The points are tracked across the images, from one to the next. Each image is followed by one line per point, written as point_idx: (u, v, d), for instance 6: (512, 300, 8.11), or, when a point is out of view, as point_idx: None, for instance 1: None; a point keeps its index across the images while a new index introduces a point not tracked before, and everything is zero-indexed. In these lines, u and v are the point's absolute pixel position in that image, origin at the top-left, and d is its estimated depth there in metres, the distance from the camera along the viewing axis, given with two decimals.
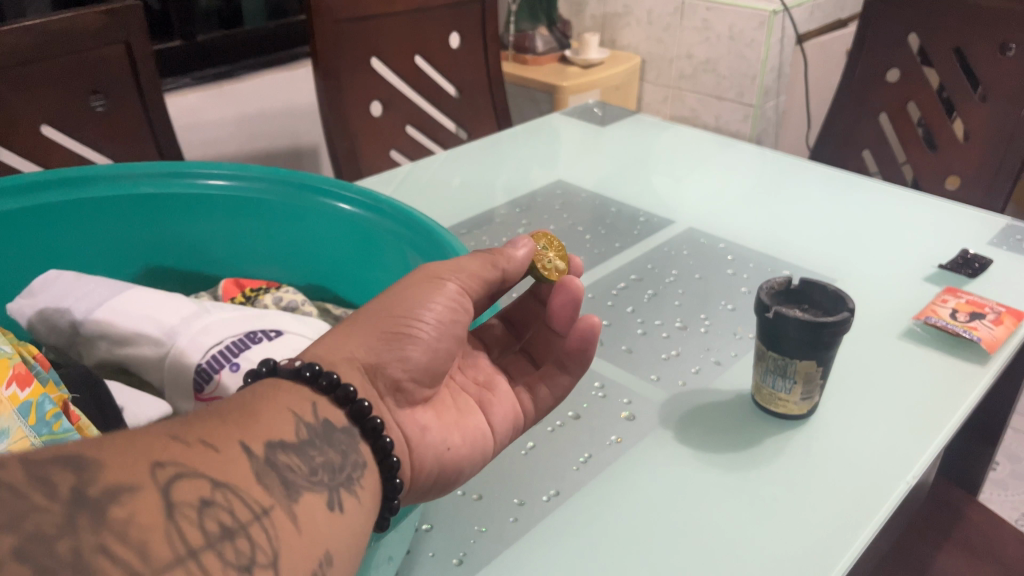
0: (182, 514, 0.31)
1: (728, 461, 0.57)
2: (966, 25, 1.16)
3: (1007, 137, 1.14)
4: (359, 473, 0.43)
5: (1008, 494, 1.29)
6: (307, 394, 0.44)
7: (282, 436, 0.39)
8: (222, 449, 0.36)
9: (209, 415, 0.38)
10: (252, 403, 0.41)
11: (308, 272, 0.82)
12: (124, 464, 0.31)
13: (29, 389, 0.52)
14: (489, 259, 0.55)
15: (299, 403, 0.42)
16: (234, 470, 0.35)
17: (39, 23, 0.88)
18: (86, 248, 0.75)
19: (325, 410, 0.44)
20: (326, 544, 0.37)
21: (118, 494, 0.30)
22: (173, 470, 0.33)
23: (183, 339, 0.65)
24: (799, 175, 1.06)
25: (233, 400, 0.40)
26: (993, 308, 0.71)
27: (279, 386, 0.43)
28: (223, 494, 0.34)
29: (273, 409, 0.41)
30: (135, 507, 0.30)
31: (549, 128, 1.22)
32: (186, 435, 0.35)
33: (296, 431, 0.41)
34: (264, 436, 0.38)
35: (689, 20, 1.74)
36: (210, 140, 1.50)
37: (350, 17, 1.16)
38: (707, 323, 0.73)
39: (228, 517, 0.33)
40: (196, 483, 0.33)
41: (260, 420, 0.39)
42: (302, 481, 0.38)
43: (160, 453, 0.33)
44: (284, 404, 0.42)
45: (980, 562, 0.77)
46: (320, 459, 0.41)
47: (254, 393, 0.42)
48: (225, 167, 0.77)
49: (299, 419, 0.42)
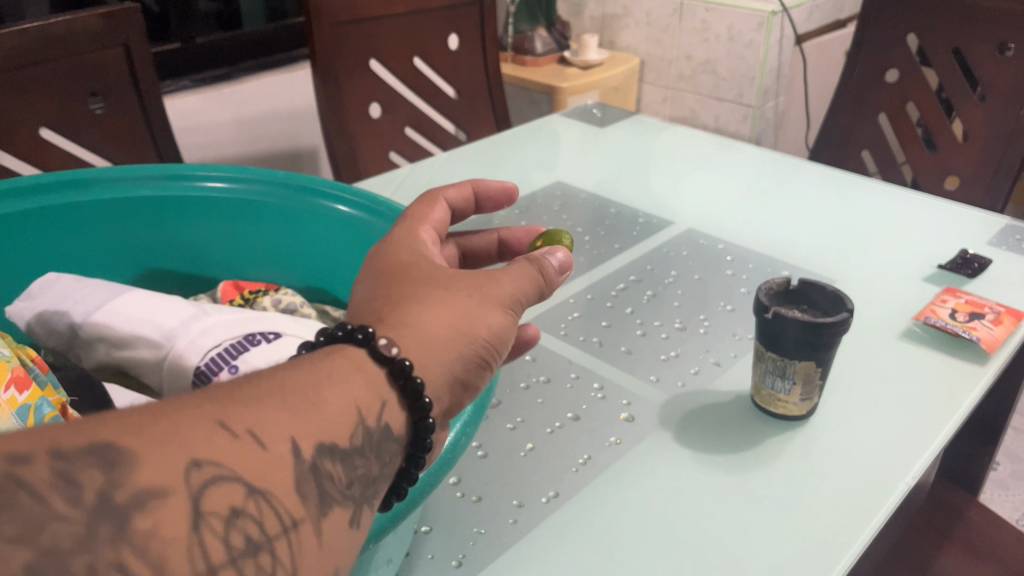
0: (208, 525, 0.30)
1: (732, 463, 0.57)
2: (964, 25, 1.16)
3: (1006, 136, 1.14)
4: (380, 486, 0.39)
5: (1009, 494, 1.29)
6: (382, 389, 0.39)
7: (336, 439, 0.36)
8: (269, 447, 0.33)
9: (270, 398, 0.34)
10: (324, 388, 0.36)
11: (308, 275, 0.81)
12: (158, 462, 0.30)
13: (28, 392, 0.51)
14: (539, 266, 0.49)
15: (369, 399, 0.38)
16: (276, 474, 0.33)
17: (38, 26, 0.88)
18: (86, 251, 0.75)
19: (390, 412, 0.39)
20: (336, 562, 0.35)
21: (143, 502, 0.29)
22: (211, 471, 0.31)
23: (183, 341, 0.64)
24: (799, 176, 1.06)
25: (302, 377, 0.36)
26: (993, 308, 0.71)
27: (360, 371, 0.38)
28: (257, 502, 0.32)
29: (340, 405, 0.36)
30: (158, 518, 0.29)
31: (549, 129, 1.22)
32: (232, 424, 0.32)
33: (353, 434, 0.37)
34: (318, 435, 0.35)
35: (688, 21, 1.75)
36: (210, 143, 1.50)
37: (349, 19, 1.16)
38: (707, 324, 0.73)
39: (255, 529, 0.31)
40: (231, 488, 0.31)
41: (322, 414, 0.35)
42: (337, 494, 0.36)
43: (202, 449, 0.31)
44: (356, 396, 0.37)
45: (982, 563, 0.76)
46: (361, 471, 0.37)
47: (330, 370, 0.37)
48: (224, 170, 0.77)
49: (362, 420, 0.37)
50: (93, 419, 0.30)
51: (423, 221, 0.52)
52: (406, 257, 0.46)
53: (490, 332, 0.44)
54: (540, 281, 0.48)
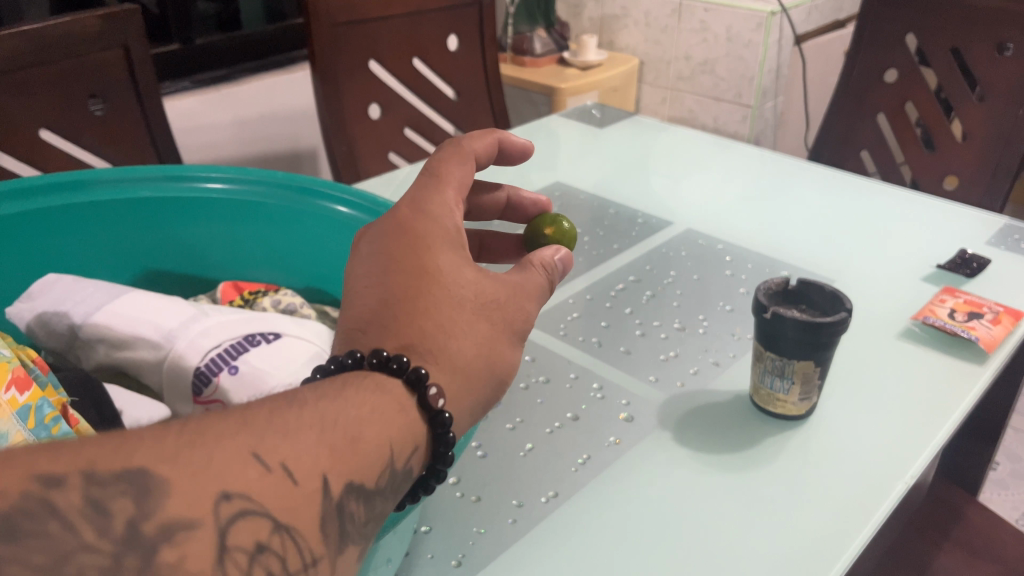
0: (232, 559, 0.30)
1: (726, 463, 0.57)
2: (963, 25, 1.16)
3: (1005, 136, 1.14)
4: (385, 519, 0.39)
5: (1008, 493, 1.29)
6: (416, 431, 0.38)
7: (366, 480, 0.35)
8: (301, 482, 0.32)
9: (309, 429, 0.34)
10: (362, 427, 0.36)
11: (308, 276, 0.81)
12: (189, 494, 0.29)
13: (29, 392, 0.51)
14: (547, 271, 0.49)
15: (403, 442, 0.37)
16: (305, 512, 0.32)
17: (37, 28, 0.88)
18: (85, 252, 0.76)
19: (416, 456, 0.39)
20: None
21: (173, 533, 0.29)
22: (239, 505, 0.30)
23: (183, 342, 0.64)
24: (798, 176, 1.06)
25: (346, 415, 0.35)
26: (991, 308, 0.71)
27: (399, 411, 0.38)
28: (281, 538, 0.31)
29: (377, 446, 0.36)
30: (185, 550, 0.29)
31: (548, 130, 1.22)
32: (267, 458, 0.32)
33: (381, 477, 0.36)
34: (351, 474, 0.34)
35: (687, 22, 1.75)
36: (210, 144, 1.51)
37: (349, 20, 1.16)
38: (706, 324, 0.73)
39: (277, 565, 0.31)
40: (257, 524, 0.31)
41: (357, 452, 0.35)
42: (355, 532, 0.35)
43: (234, 482, 0.31)
44: (392, 438, 0.37)
45: (981, 561, 0.76)
46: (378, 510, 0.37)
47: (374, 409, 0.37)
48: (224, 171, 0.77)
49: (392, 463, 0.37)
50: (131, 437, 0.30)
51: (446, 183, 0.49)
52: (435, 246, 0.44)
53: (511, 361, 0.45)
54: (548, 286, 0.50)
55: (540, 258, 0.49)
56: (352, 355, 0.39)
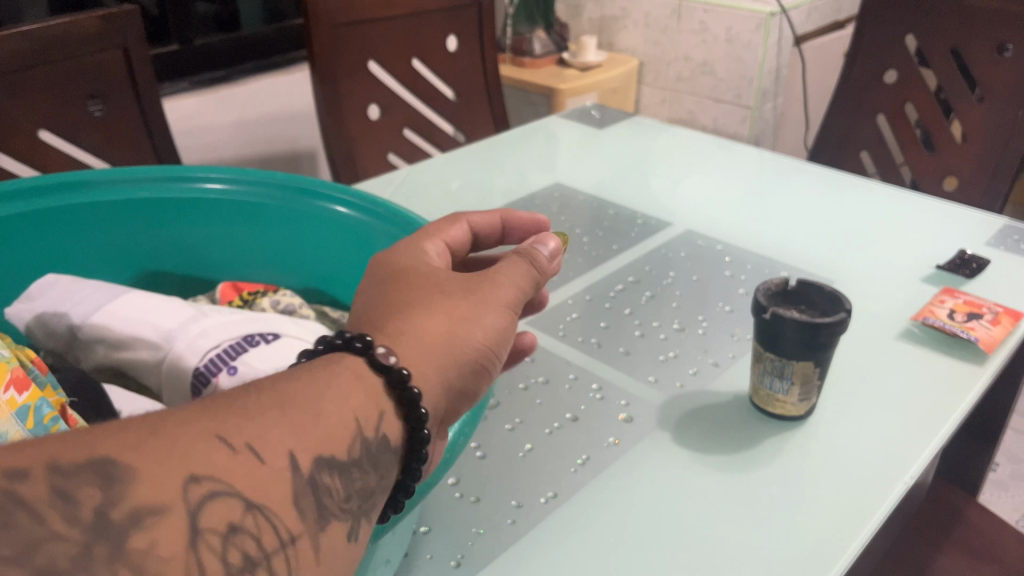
0: (206, 542, 0.30)
1: (729, 463, 0.57)
2: (963, 26, 1.16)
3: (1005, 136, 1.14)
4: (381, 498, 0.40)
5: (1009, 494, 1.29)
6: (379, 403, 0.40)
7: (335, 452, 0.36)
8: (268, 460, 0.34)
9: (271, 410, 0.35)
10: (323, 399, 0.37)
11: (307, 277, 0.81)
12: (156, 479, 0.30)
13: (28, 393, 0.51)
14: (529, 260, 0.50)
15: (367, 412, 0.39)
16: (274, 489, 0.33)
17: (35, 29, 0.88)
18: (83, 252, 0.75)
19: (389, 426, 0.40)
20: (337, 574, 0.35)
21: (141, 519, 0.30)
22: (207, 487, 0.31)
23: (182, 343, 0.64)
24: (797, 176, 1.06)
25: (307, 390, 0.37)
26: (990, 308, 0.71)
27: (360, 381, 0.39)
28: (254, 517, 0.32)
29: (338, 416, 0.37)
30: (155, 535, 0.29)
31: (547, 131, 1.22)
32: (233, 439, 0.33)
33: (350, 448, 0.37)
34: (317, 449, 0.36)
35: (686, 23, 1.75)
36: (209, 145, 1.51)
37: (349, 21, 1.16)
38: (705, 325, 0.73)
39: (253, 546, 0.32)
40: (229, 505, 0.32)
41: (322, 426, 0.36)
42: (335, 508, 0.36)
43: (199, 465, 0.31)
44: (355, 408, 0.38)
45: (981, 562, 0.76)
46: (359, 484, 0.38)
47: (332, 382, 0.38)
48: (224, 171, 0.77)
49: (360, 432, 0.38)
50: (94, 431, 0.31)
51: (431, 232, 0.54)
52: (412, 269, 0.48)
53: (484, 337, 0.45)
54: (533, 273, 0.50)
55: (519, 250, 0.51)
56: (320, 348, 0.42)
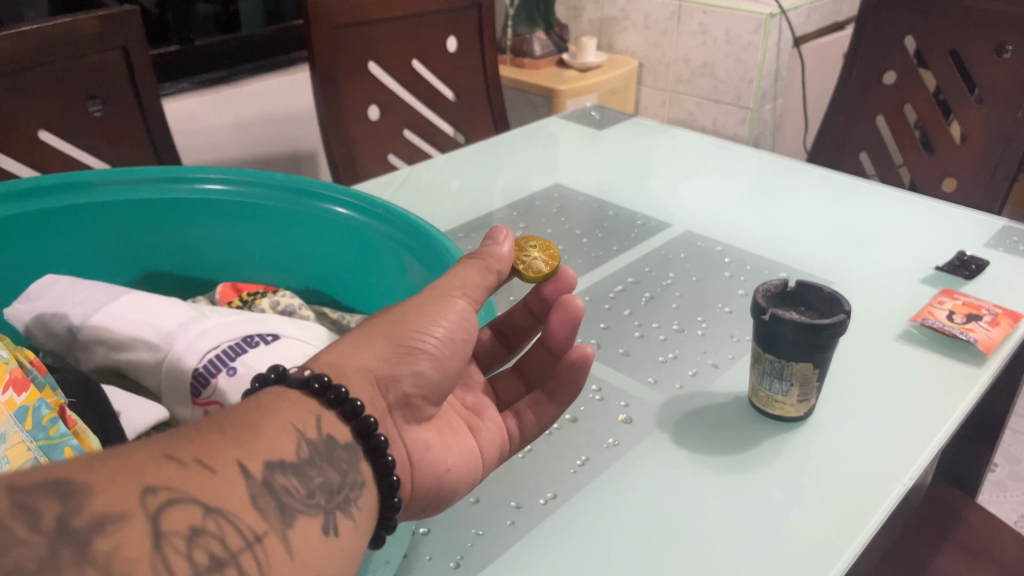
0: (171, 544, 0.31)
1: (729, 464, 0.57)
2: (962, 27, 1.16)
3: (1005, 137, 1.14)
4: (357, 493, 0.41)
5: (1008, 495, 1.29)
6: (314, 407, 0.42)
7: (283, 455, 0.38)
8: (218, 470, 0.34)
9: (209, 430, 0.36)
10: (253, 417, 0.39)
11: (307, 277, 0.81)
12: (114, 490, 0.30)
13: (26, 394, 0.52)
14: (485, 264, 0.53)
15: (303, 417, 0.41)
16: (229, 495, 0.34)
17: (35, 29, 0.88)
18: (83, 253, 0.75)
19: (329, 425, 0.42)
20: (315, 570, 0.36)
21: (103, 525, 0.29)
22: (165, 496, 0.32)
23: (181, 343, 0.65)
24: (795, 177, 1.06)
25: (236, 412, 0.39)
26: (990, 309, 0.71)
27: (285, 398, 0.41)
28: (216, 521, 0.33)
29: (274, 425, 0.39)
30: (121, 539, 0.29)
31: (547, 132, 1.22)
32: (180, 455, 0.34)
33: (297, 449, 0.39)
34: (263, 455, 0.37)
35: (686, 24, 1.75)
36: (209, 146, 1.51)
37: (349, 22, 1.16)
38: (704, 326, 0.73)
39: (218, 546, 0.32)
40: (188, 510, 0.32)
41: (260, 438, 0.37)
42: (299, 504, 0.37)
43: (153, 477, 0.32)
44: (289, 416, 0.40)
45: (979, 563, 0.76)
46: (319, 480, 0.39)
47: (259, 404, 0.40)
48: (223, 172, 0.77)
49: (302, 434, 0.40)
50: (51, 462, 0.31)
51: None
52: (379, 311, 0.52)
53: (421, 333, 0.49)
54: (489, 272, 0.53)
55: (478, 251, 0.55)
56: (253, 387, 0.45)
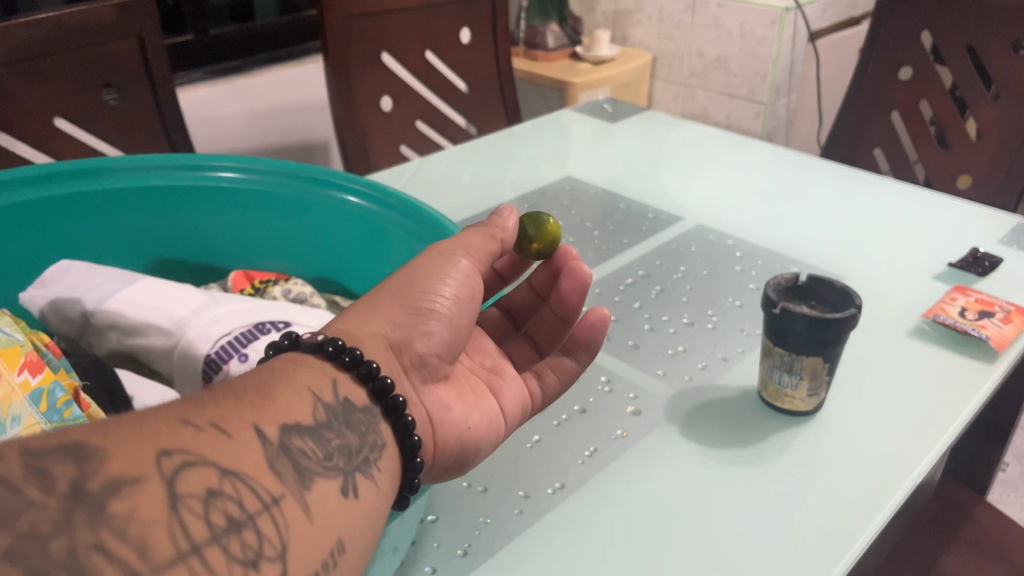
0: (187, 506, 0.31)
1: (738, 457, 0.57)
2: (980, 24, 1.15)
3: (1020, 135, 1.13)
4: (377, 454, 0.42)
5: (1018, 495, 1.28)
6: (329, 371, 0.43)
7: (299, 418, 0.38)
8: (234, 435, 0.35)
9: (223, 398, 0.37)
10: (270, 382, 0.40)
11: (319, 265, 0.82)
12: (130, 454, 0.31)
13: (41, 376, 0.52)
14: (489, 232, 0.54)
15: (320, 381, 0.42)
16: (247, 458, 0.34)
17: (51, 16, 0.88)
18: (97, 239, 0.76)
19: (347, 388, 0.43)
20: (338, 532, 0.36)
21: (119, 488, 0.30)
22: (181, 459, 0.32)
23: (194, 330, 0.65)
24: (809, 173, 1.05)
25: (252, 379, 0.40)
26: (1002, 307, 0.70)
27: (301, 362, 0.42)
28: (232, 483, 0.33)
29: (291, 390, 0.40)
30: (136, 501, 0.30)
31: (559, 124, 1.22)
32: (196, 419, 0.34)
33: (314, 412, 0.40)
34: (280, 418, 0.37)
35: (700, 18, 1.74)
36: (221, 135, 1.52)
37: (362, 12, 1.17)
38: (715, 320, 0.73)
39: (235, 509, 0.32)
40: (205, 473, 0.32)
41: (279, 406, 0.38)
42: (317, 467, 0.37)
43: (169, 441, 0.32)
44: (305, 381, 0.41)
45: (989, 562, 0.76)
46: (336, 443, 0.40)
47: (275, 369, 0.41)
48: (236, 160, 0.77)
49: (318, 398, 0.41)
50: (70, 429, 0.31)
51: None
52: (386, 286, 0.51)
53: (432, 292, 0.49)
54: (500, 249, 0.55)
55: (501, 230, 0.55)
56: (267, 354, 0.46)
